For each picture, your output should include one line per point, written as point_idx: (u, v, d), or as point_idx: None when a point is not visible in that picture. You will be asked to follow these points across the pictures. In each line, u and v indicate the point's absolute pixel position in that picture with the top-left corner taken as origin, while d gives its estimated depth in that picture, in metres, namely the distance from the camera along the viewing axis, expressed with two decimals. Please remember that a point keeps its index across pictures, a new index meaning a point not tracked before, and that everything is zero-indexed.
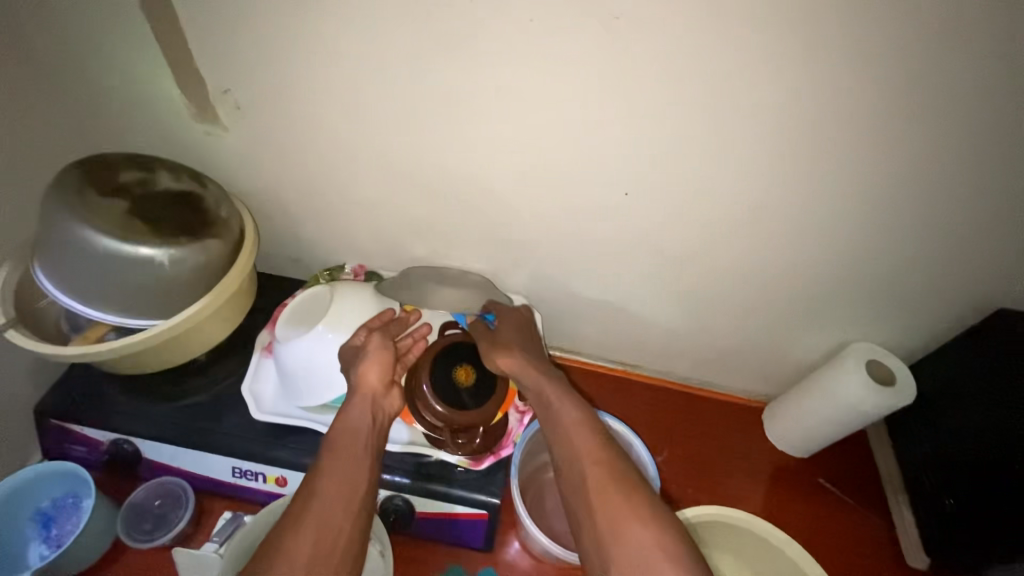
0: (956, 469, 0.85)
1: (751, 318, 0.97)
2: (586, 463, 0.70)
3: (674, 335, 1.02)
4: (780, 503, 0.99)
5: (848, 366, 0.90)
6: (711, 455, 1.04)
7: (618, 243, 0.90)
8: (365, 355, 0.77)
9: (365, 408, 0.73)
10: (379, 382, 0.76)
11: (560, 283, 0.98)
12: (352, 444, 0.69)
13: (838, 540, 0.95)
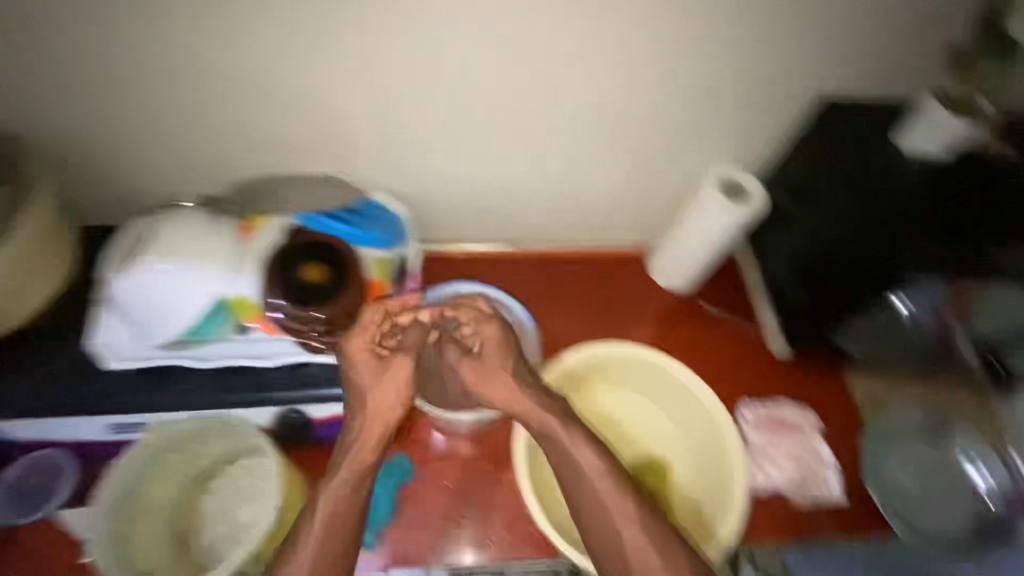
0: (798, 262, 0.93)
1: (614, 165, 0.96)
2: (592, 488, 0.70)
3: (554, 197, 1.00)
4: (671, 332, 1.06)
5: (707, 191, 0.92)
6: (604, 307, 1.08)
7: (472, 105, 0.84)
8: (381, 376, 0.73)
9: (367, 446, 0.71)
10: (390, 407, 0.73)
11: (426, 165, 0.92)
12: (366, 465, 0.70)
13: (724, 352, 1.04)
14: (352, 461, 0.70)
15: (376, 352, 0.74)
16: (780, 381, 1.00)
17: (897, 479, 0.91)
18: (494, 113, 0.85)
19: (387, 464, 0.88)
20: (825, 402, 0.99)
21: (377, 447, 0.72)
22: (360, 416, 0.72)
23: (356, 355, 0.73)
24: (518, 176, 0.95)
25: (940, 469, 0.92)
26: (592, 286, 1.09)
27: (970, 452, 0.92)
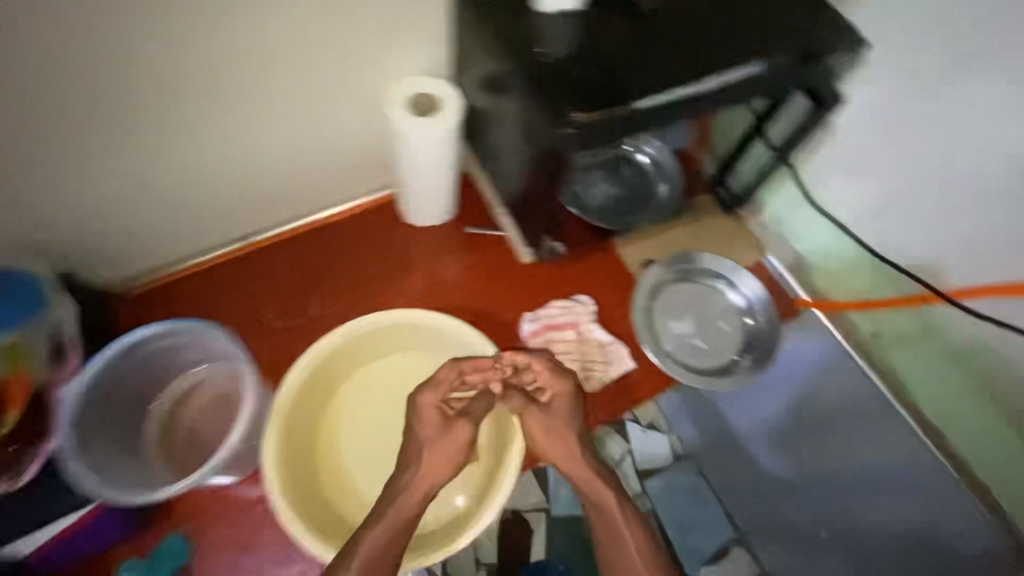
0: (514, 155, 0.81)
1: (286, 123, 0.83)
2: (606, 524, 0.72)
3: (250, 171, 0.87)
4: (440, 268, 0.98)
5: (395, 118, 0.81)
6: (364, 268, 0.98)
7: (63, 112, 0.67)
8: (427, 446, 0.72)
9: (412, 496, 0.69)
10: (437, 478, 0.71)
11: (60, 195, 0.75)
12: (416, 510, 0.69)
13: (497, 267, 0.98)
14: (396, 512, 0.68)
15: (429, 435, 0.73)
16: (556, 278, 0.97)
17: (677, 336, 0.94)
18: (98, 110, 0.69)
19: (150, 559, 0.73)
20: (602, 280, 0.98)
21: (422, 502, 0.70)
22: (416, 469, 0.71)
23: (418, 436, 0.74)
24: (186, 166, 0.81)
25: (700, 306, 0.96)
26: (342, 255, 0.98)
27: (728, 276, 0.96)
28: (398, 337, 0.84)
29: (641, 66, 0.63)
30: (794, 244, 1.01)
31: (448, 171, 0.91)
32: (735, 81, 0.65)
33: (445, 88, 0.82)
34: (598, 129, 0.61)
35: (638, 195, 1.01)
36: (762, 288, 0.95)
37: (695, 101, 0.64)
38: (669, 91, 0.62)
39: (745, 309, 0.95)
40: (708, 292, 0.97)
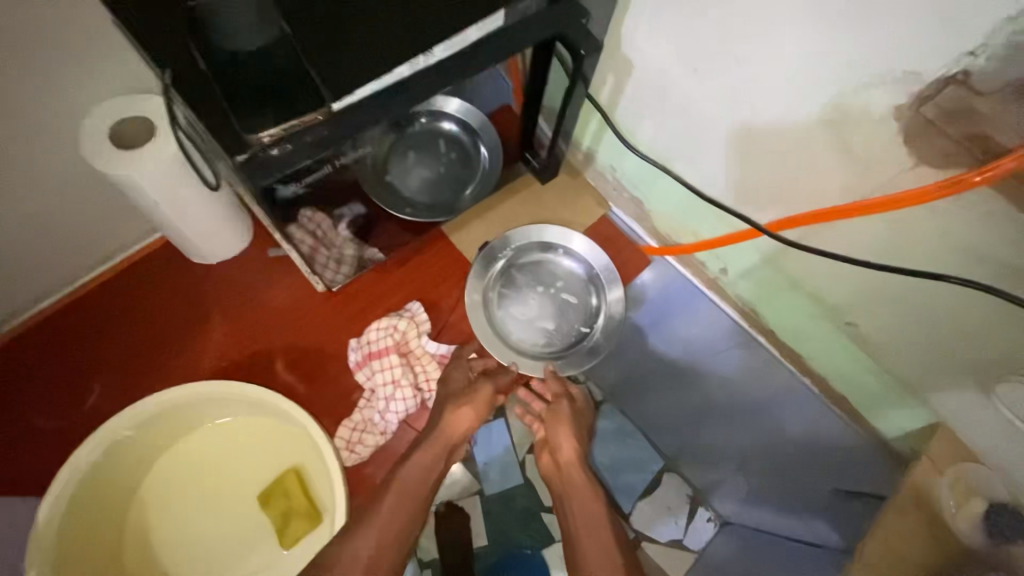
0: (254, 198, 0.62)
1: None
2: (587, 519, 0.75)
3: None
4: (243, 312, 0.84)
5: (104, 165, 0.63)
6: (145, 336, 0.82)
7: None
8: (466, 400, 0.77)
9: (431, 444, 0.74)
10: (463, 426, 0.76)
11: None
12: (419, 478, 0.71)
13: (306, 297, 0.85)
14: (400, 480, 0.70)
15: (458, 389, 0.78)
16: (377, 293, 0.87)
17: (520, 323, 0.86)
18: None
19: None
20: (437, 275, 0.89)
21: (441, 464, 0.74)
22: (440, 421, 0.75)
23: (455, 388, 0.79)
24: None
25: (542, 284, 0.89)
26: (126, 317, 0.82)
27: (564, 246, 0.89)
28: (185, 416, 0.71)
29: (337, 57, 0.49)
30: (630, 190, 0.94)
31: (213, 205, 0.75)
32: (461, 52, 0.52)
33: (152, 111, 0.64)
34: (300, 144, 0.48)
35: (455, 160, 0.80)
36: (601, 253, 0.88)
37: (421, 85, 0.52)
38: (388, 76, 0.50)
39: (588, 275, 0.89)
40: (549, 266, 0.89)
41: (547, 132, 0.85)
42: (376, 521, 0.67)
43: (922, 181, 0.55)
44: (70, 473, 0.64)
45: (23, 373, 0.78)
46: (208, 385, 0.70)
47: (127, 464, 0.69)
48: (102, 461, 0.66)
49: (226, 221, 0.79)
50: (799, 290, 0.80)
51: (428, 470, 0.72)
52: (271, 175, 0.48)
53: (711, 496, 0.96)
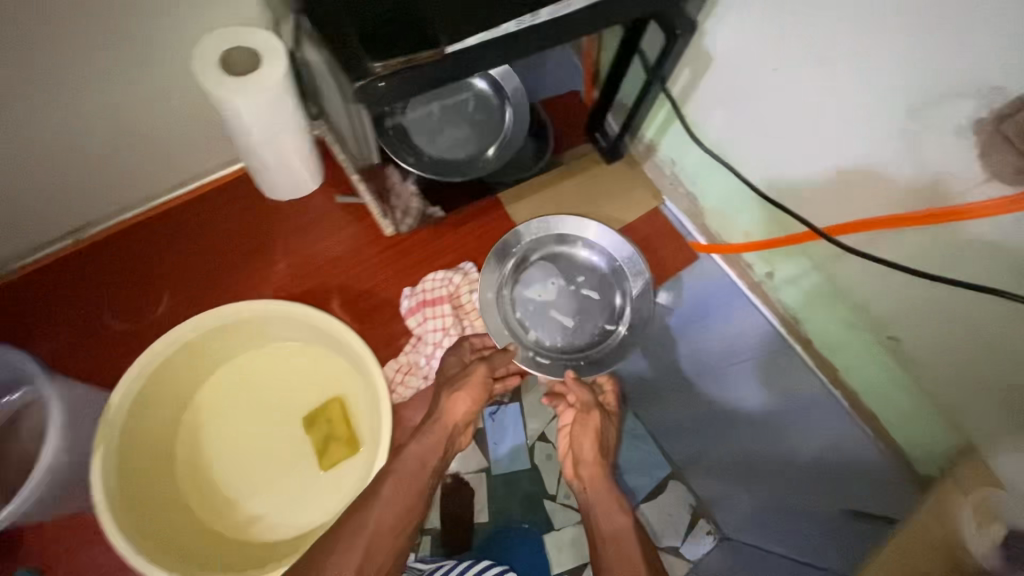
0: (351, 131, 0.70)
1: (78, 105, 0.68)
2: (613, 536, 0.73)
3: (36, 172, 0.72)
4: (303, 249, 0.88)
5: (209, 84, 0.67)
6: (211, 258, 0.86)
7: None
8: (459, 385, 0.76)
9: (432, 429, 0.73)
10: (462, 410, 0.74)
11: None
12: (416, 468, 0.70)
13: (366, 243, 0.89)
14: (401, 468, 0.70)
15: (453, 374, 0.78)
16: (430, 250, 0.90)
17: (538, 316, 0.88)
18: None
19: None
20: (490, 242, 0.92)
21: (442, 453, 0.73)
22: (440, 405, 0.75)
23: (453, 376, 0.78)
24: None
25: (563, 281, 0.90)
26: (198, 238, 0.87)
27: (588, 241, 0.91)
28: (245, 333, 0.76)
29: (454, 7, 0.53)
30: (687, 186, 0.97)
31: (296, 141, 0.80)
32: (563, 18, 0.55)
33: (265, 43, 0.69)
34: (405, 83, 0.51)
35: (483, 128, 0.82)
36: (625, 245, 0.89)
37: (523, 42, 0.55)
38: (494, 33, 0.53)
39: (610, 267, 0.91)
40: (571, 258, 0.91)
41: (615, 126, 0.92)
42: (381, 507, 0.66)
43: (988, 195, 0.57)
44: (136, 371, 0.69)
45: (99, 273, 0.84)
46: (274, 305, 0.74)
47: (185, 372, 0.74)
48: (163, 364, 0.71)
49: (303, 160, 0.84)
50: (847, 300, 0.81)
51: (424, 462, 0.71)
52: (378, 104, 0.51)
53: (715, 508, 0.94)
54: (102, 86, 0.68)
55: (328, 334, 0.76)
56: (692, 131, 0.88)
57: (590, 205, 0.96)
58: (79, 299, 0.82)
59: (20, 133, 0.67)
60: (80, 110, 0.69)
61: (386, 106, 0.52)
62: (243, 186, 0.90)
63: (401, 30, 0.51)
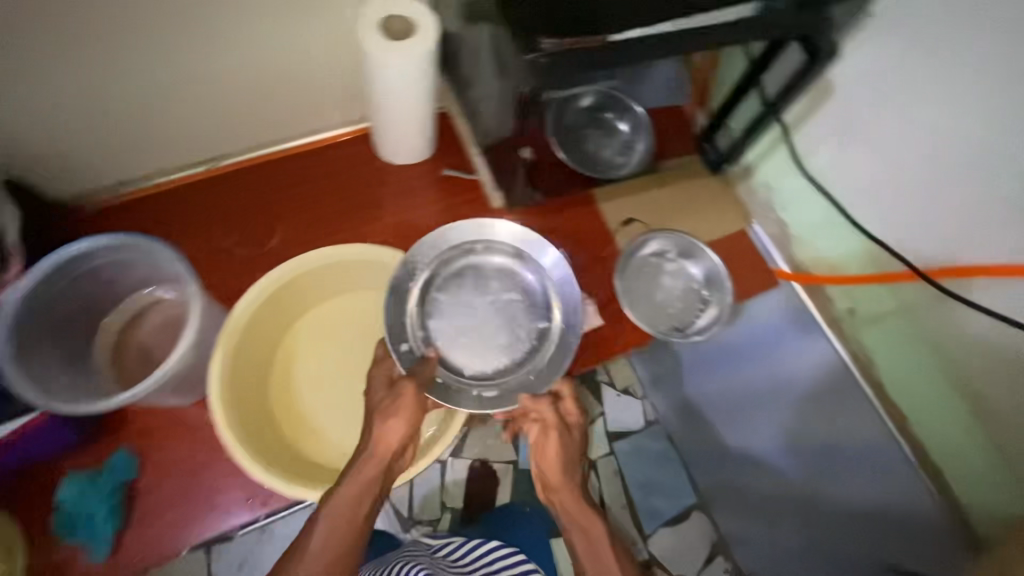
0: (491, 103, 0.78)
1: (259, 45, 0.77)
2: (590, 555, 0.71)
3: (211, 97, 0.82)
4: (409, 210, 0.94)
5: (367, 43, 0.75)
6: (326, 204, 0.93)
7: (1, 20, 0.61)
8: (392, 409, 0.69)
9: (373, 453, 0.68)
10: (396, 435, 0.68)
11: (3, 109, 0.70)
12: (353, 507, 0.65)
13: (466, 214, 0.95)
14: (337, 507, 0.65)
15: (378, 401, 0.71)
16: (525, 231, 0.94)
17: (467, 348, 0.81)
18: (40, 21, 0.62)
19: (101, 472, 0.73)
20: (582, 232, 0.95)
21: (376, 486, 0.67)
22: (373, 429, 0.69)
23: (380, 402, 0.71)
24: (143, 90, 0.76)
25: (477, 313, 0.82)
26: (316, 184, 0.94)
27: (519, 261, 0.84)
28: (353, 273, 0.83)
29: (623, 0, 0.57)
30: (779, 213, 0.99)
31: (424, 108, 0.86)
32: (717, 26, 0.59)
33: (426, 15, 0.76)
34: (565, 61, 0.56)
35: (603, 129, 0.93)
36: (560, 256, 0.82)
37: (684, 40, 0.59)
38: (654, 29, 0.57)
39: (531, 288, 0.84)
40: (488, 268, 0.84)
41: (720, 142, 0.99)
42: (317, 548, 0.61)
43: None
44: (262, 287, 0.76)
45: (228, 200, 0.92)
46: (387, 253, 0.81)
47: (296, 298, 0.81)
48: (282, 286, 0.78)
49: (425, 126, 0.91)
50: (933, 347, 0.82)
51: (356, 498, 0.65)
52: (546, 75, 0.56)
53: (734, 549, 1.04)
54: (282, 32, 0.76)
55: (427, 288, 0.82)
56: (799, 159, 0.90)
57: (680, 216, 0.99)
58: (206, 219, 0.91)
59: (208, 61, 0.76)
60: (259, 47, 0.77)
61: (544, 78, 0.57)
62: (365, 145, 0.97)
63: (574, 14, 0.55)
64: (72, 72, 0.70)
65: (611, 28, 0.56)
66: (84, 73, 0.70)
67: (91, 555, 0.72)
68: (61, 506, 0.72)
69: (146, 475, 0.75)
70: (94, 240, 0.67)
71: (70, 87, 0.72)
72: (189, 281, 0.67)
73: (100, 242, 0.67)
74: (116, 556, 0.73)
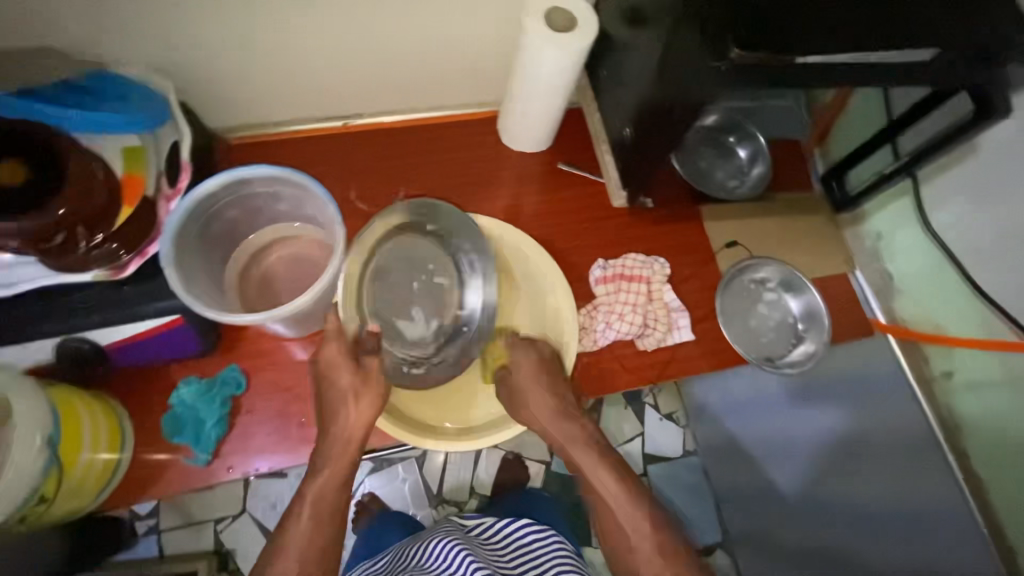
0: (641, 106, 0.79)
1: (442, 16, 0.81)
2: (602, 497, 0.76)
3: (381, 59, 0.86)
4: (524, 193, 0.97)
5: (532, 29, 0.76)
6: (448, 173, 0.98)
7: None
8: (357, 392, 0.71)
9: (350, 430, 0.71)
10: (364, 417, 0.71)
11: (206, 38, 0.75)
12: (333, 490, 0.69)
13: (579, 206, 0.97)
14: (314, 490, 0.69)
15: (342, 381, 0.71)
16: (633, 235, 0.95)
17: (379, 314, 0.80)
18: None
19: (215, 381, 0.78)
20: (688, 244, 0.96)
21: (343, 466, 0.70)
22: (343, 411, 0.71)
23: (335, 379, 0.71)
24: (329, 43, 0.81)
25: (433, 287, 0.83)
26: (436, 156, 0.98)
27: (467, 276, 0.84)
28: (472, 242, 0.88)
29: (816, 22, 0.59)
30: (884, 262, 1.00)
31: (561, 100, 0.88)
32: (898, 63, 0.61)
33: (588, 14, 0.79)
34: (746, 74, 0.58)
35: (722, 154, 1.01)
36: None
37: (863, 73, 0.61)
38: (840, 55, 0.58)
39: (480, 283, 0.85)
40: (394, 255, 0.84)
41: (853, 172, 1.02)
42: (297, 536, 0.66)
43: None
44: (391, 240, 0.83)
45: (359, 154, 0.97)
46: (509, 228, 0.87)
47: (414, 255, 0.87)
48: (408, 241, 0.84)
49: (555, 118, 0.93)
50: None
51: (334, 478, 0.70)
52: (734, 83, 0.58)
53: None
54: (457, 8, 0.81)
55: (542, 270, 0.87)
56: (924, 212, 0.90)
57: (785, 248, 0.99)
58: (330, 170, 0.95)
59: (387, 28, 0.81)
60: (439, 19, 0.82)
61: (728, 86, 0.58)
62: (490, 126, 1.01)
63: (771, 27, 0.57)
64: (280, 17, 0.75)
65: (806, 49, 0.57)
66: (288, 19, 0.75)
67: (191, 460, 0.76)
68: (172, 407, 0.77)
69: (248, 395, 0.80)
70: (260, 172, 0.73)
71: (265, 32, 0.76)
72: (337, 223, 0.72)
73: (266, 173, 0.73)
74: (213, 463, 0.78)
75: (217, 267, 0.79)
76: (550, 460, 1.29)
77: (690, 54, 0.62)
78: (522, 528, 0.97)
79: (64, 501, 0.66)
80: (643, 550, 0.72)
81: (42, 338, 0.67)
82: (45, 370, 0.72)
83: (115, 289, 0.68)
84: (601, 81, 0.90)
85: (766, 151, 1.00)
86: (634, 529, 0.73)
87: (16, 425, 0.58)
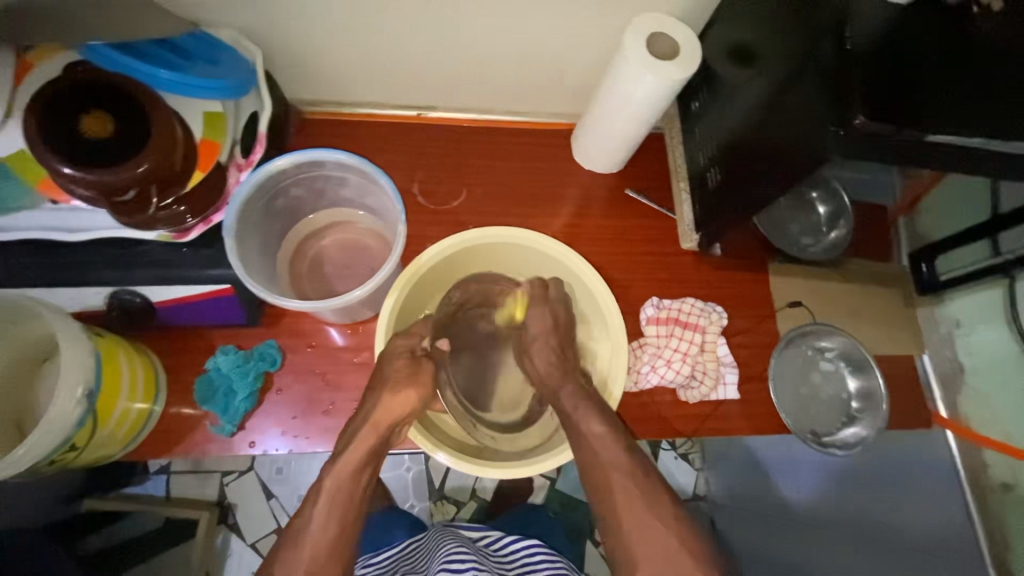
0: (736, 149, 0.75)
1: (543, 26, 0.79)
2: (606, 470, 0.67)
3: (471, 59, 0.85)
4: (588, 209, 0.94)
5: (630, 50, 0.72)
6: (512, 178, 0.95)
7: None
8: (411, 377, 0.71)
9: (371, 430, 0.67)
10: (396, 412, 0.69)
11: (307, 16, 0.74)
12: (351, 479, 0.65)
13: (641, 235, 0.93)
14: (333, 479, 0.64)
15: (393, 367, 0.71)
16: (688, 275, 0.91)
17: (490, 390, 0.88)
18: None
19: (250, 353, 0.79)
20: (747, 299, 0.91)
21: (369, 455, 0.67)
22: (377, 401, 0.69)
23: (390, 366, 0.71)
24: (426, 39, 0.80)
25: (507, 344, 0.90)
26: (505, 161, 0.96)
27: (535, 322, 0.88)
28: (531, 254, 0.85)
29: (961, 101, 0.54)
30: (959, 353, 0.95)
31: (642, 128, 0.84)
32: None
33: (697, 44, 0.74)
34: (871, 146, 0.53)
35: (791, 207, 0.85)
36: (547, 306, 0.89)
37: (999, 159, 0.56)
38: (994, 144, 0.53)
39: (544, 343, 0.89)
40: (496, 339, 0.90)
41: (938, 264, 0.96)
42: (312, 524, 0.62)
43: None
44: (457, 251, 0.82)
45: (426, 146, 0.95)
46: (570, 250, 0.82)
47: (469, 256, 0.84)
48: (478, 244, 0.82)
49: (630, 146, 0.89)
50: None
51: (354, 470, 0.65)
52: (853, 151, 0.54)
53: None
54: (559, 18, 0.78)
55: (595, 299, 0.83)
56: (1014, 310, 0.86)
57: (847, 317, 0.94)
58: (396, 159, 0.94)
59: (486, 29, 0.79)
60: (541, 29, 0.80)
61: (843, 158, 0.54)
62: (563, 139, 0.98)
63: (904, 103, 0.52)
64: (383, 11, 0.74)
65: (941, 127, 0.52)
66: (392, 13, 0.75)
67: (216, 429, 0.77)
68: (207, 371, 0.78)
69: (280, 371, 0.80)
70: (337, 156, 0.72)
71: (367, 21, 0.76)
72: (400, 221, 0.70)
73: (342, 158, 0.72)
74: (236, 435, 0.78)
75: (274, 239, 0.79)
76: (556, 477, 1.26)
77: (814, 109, 0.56)
78: (531, 549, 0.96)
79: (94, 449, 0.66)
80: (643, 514, 0.63)
81: (94, 286, 0.67)
82: (90, 316, 0.72)
83: (175, 250, 0.68)
84: (698, 112, 0.86)
85: (849, 213, 0.80)
86: (623, 479, 0.66)
87: (64, 371, 0.60)
